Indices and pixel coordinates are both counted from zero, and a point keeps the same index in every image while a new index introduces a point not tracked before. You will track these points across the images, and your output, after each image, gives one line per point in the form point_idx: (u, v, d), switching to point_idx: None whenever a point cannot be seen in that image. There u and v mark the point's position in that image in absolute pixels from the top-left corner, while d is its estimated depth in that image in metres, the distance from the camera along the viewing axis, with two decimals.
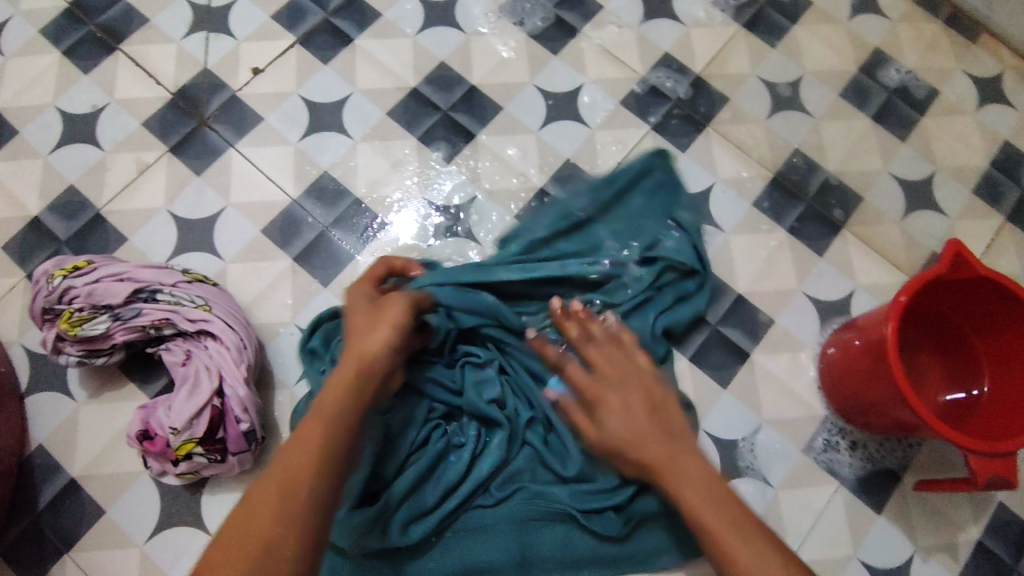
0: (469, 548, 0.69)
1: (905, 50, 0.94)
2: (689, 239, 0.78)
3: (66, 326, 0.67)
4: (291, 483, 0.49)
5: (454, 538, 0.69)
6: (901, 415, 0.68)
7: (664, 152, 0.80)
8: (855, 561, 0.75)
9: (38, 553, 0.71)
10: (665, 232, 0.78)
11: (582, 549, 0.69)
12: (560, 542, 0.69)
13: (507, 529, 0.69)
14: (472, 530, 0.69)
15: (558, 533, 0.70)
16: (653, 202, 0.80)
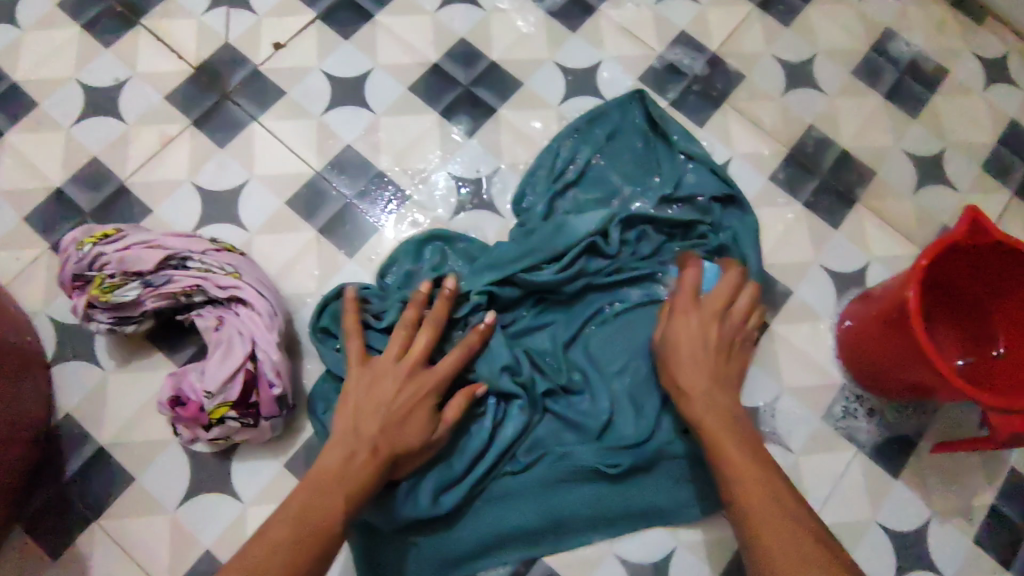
0: (500, 515, 0.70)
1: (914, 31, 0.96)
2: (705, 167, 0.81)
3: (97, 292, 0.67)
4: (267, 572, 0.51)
5: (484, 505, 0.70)
6: (920, 377, 0.70)
7: (644, 96, 0.83)
8: (874, 524, 0.76)
9: (66, 521, 0.71)
10: (681, 168, 0.81)
11: (611, 503, 0.71)
12: (592, 499, 0.71)
13: (535, 493, 0.71)
14: (501, 494, 0.71)
15: (589, 489, 0.71)
16: (652, 147, 0.82)
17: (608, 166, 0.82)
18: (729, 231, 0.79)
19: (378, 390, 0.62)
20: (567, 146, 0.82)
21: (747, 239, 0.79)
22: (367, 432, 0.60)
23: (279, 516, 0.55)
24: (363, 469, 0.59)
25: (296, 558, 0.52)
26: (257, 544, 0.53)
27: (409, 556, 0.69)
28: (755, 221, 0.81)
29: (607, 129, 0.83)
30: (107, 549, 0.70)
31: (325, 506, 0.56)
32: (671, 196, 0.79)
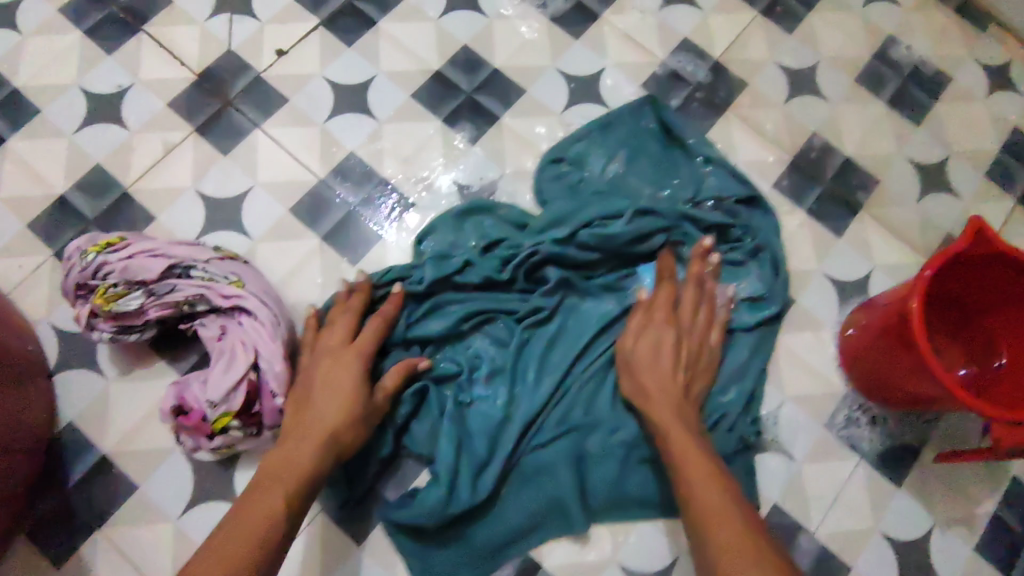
0: (529, 495, 0.71)
1: (917, 38, 0.96)
2: (725, 169, 0.82)
3: (101, 301, 0.67)
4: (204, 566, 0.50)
5: (517, 487, 0.71)
6: (928, 389, 0.69)
7: (660, 99, 0.85)
8: (877, 533, 0.76)
9: (70, 530, 0.71)
10: (700, 170, 0.83)
11: (649, 484, 0.72)
12: (617, 471, 0.71)
13: (565, 465, 0.70)
14: (531, 475, 0.71)
15: (613, 468, 0.71)
16: (670, 151, 0.83)
17: (625, 169, 0.83)
18: (761, 232, 0.80)
19: (322, 379, 0.66)
20: (580, 147, 0.84)
21: (773, 236, 0.81)
22: (308, 431, 0.62)
23: (233, 513, 0.55)
24: (309, 457, 0.61)
25: (245, 544, 0.52)
26: (216, 537, 0.53)
27: (458, 552, 0.70)
28: (778, 222, 0.82)
29: (623, 132, 0.84)
30: (110, 557, 0.70)
31: (271, 495, 0.57)
32: (698, 198, 0.81)
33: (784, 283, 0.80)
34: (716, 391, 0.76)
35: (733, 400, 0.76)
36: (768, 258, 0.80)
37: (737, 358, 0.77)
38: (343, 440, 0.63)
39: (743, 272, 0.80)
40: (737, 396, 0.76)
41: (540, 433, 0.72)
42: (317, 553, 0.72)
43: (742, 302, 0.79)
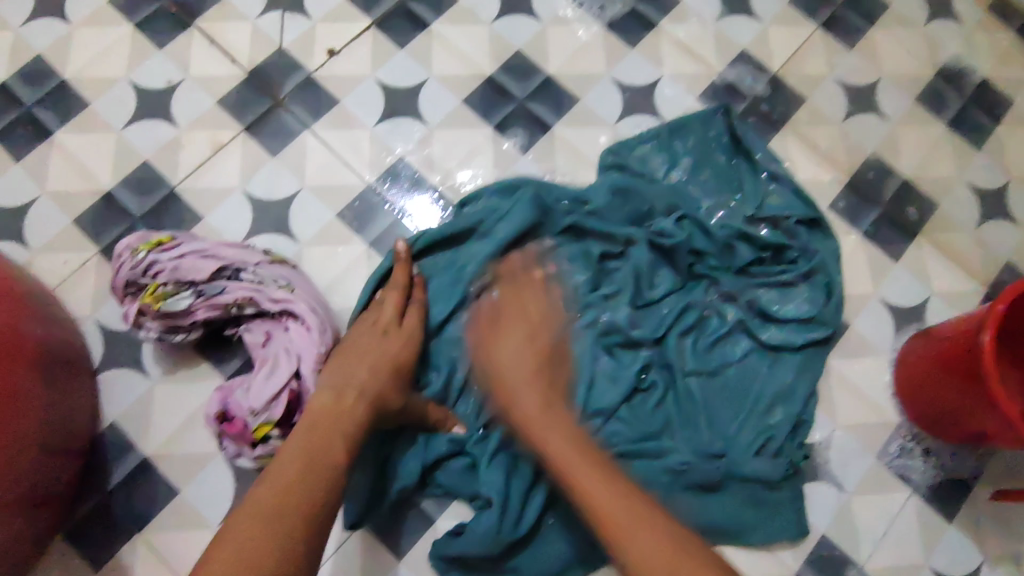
0: (572, 522, 0.70)
1: (980, 57, 0.93)
2: (788, 188, 0.81)
3: (150, 300, 0.66)
4: (264, 513, 0.49)
5: (565, 514, 0.70)
6: (985, 425, 0.68)
7: (729, 110, 0.83)
8: (926, 569, 0.74)
9: (108, 532, 0.70)
10: (764, 188, 0.82)
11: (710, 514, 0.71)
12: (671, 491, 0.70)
13: None
14: (582, 499, 0.70)
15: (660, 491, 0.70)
16: (734, 165, 0.83)
17: (688, 179, 0.82)
18: (819, 255, 0.79)
19: (365, 349, 0.65)
20: (643, 150, 0.83)
21: (833, 263, 0.79)
22: (358, 380, 0.62)
23: (284, 456, 0.54)
24: (353, 411, 0.60)
25: (303, 490, 0.52)
26: (267, 486, 0.51)
27: None
28: (838, 245, 0.81)
29: (689, 141, 0.83)
30: (150, 562, 0.69)
31: (329, 445, 0.56)
32: (756, 216, 0.80)
33: (835, 307, 0.78)
34: (763, 414, 0.74)
35: (781, 421, 0.74)
36: (823, 281, 0.79)
37: (783, 377, 0.76)
38: (386, 403, 0.63)
39: (793, 293, 0.78)
40: (784, 418, 0.74)
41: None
42: (357, 565, 0.71)
43: (793, 324, 0.78)
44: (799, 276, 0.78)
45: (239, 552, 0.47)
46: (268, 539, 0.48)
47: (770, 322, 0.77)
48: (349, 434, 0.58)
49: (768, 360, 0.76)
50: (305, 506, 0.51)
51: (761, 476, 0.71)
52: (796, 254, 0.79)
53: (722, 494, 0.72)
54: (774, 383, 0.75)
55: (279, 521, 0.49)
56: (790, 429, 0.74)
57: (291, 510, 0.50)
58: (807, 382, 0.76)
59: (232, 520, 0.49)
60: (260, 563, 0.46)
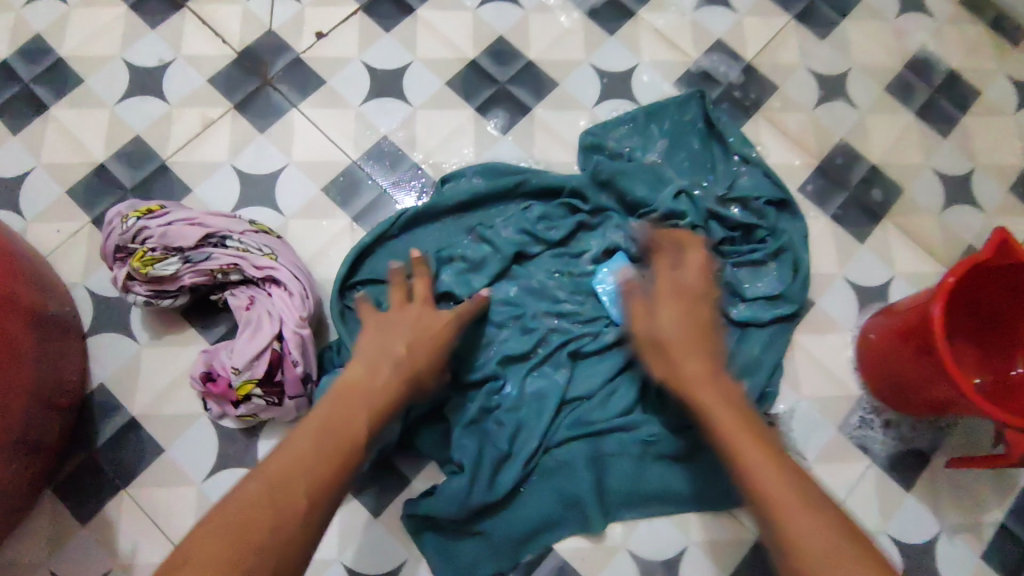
0: (542, 491, 0.73)
1: (949, 50, 0.96)
2: (760, 171, 0.84)
3: (138, 264, 0.69)
4: (273, 480, 0.49)
5: (537, 483, 0.73)
6: (939, 394, 0.70)
7: (705, 94, 0.86)
8: (884, 536, 0.77)
9: (94, 488, 0.73)
10: (736, 171, 0.84)
11: (675, 484, 0.74)
12: (638, 464, 0.73)
13: (584, 464, 0.72)
14: (553, 470, 0.73)
15: (629, 463, 0.73)
16: (708, 147, 0.85)
17: (663, 161, 0.84)
18: (787, 234, 0.82)
19: (400, 323, 0.65)
20: (620, 133, 0.86)
21: (801, 243, 0.82)
22: (394, 354, 0.62)
23: (305, 426, 0.53)
24: (386, 387, 0.59)
25: (316, 461, 0.51)
26: (283, 452, 0.51)
27: (478, 546, 0.72)
28: (806, 226, 0.84)
29: (664, 124, 0.86)
30: (134, 516, 0.72)
31: (353, 420, 0.55)
32: (728, 196, 0.83)
33: (802, 284, 0.81)
34: None
35: (746, 393, 0.77)
36: (791, 258, 0.82)
37: (751, 351, 0.79)
38: (419, 381, 0.63)
39: (763, 272, 0.82)
40: (751, 389, 0.77)
41: (560, 428, 0.74)
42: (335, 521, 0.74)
43: (760, 300, 0.81)
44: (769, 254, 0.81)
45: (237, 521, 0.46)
46: (268, 498, 0.48)
47: (739, 299, 0.80)
48: (375, 408, 0.57)
49: (736, 335, 0.79)
50: (311, 482, 0.50)
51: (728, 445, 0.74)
52: (766, 233, 0.82)
53: (690, 465, 0.74)
54: (742, 356, 0.78)
55: (279, 496, 0.48)
56: (755, 400, 0.77)
57: (297, 490, 0.49)
58: (773, 357, 0.79)
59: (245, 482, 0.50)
60: (253, 524, 0.46)
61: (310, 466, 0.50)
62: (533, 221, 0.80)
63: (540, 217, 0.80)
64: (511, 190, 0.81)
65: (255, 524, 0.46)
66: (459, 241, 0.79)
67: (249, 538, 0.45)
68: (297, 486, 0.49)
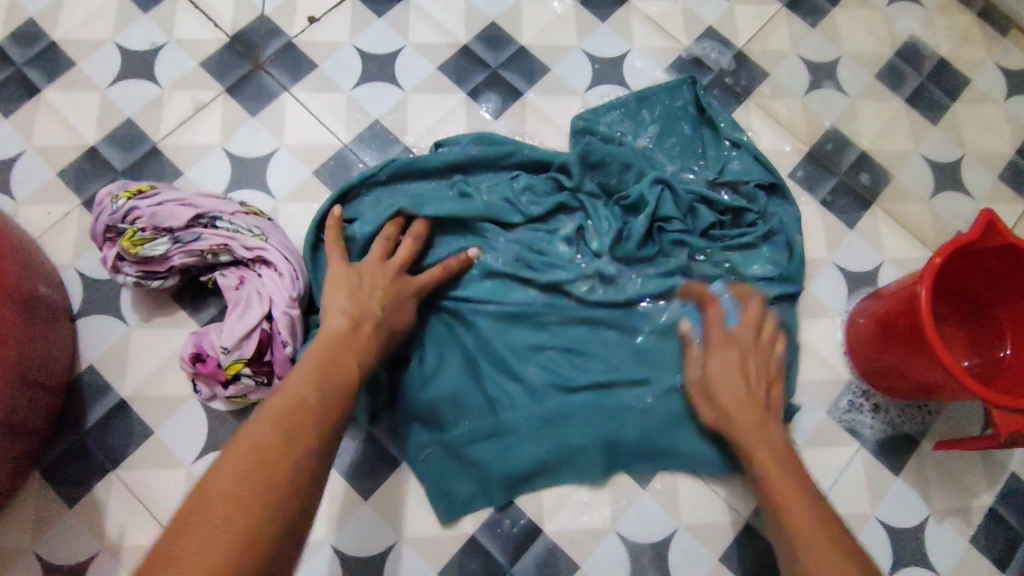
0: (541, 445, 0.73)
1: (939, 38, 0.97)
2: (749, 155, 0.84)
3: (129, 244, 0.68)
4: (281, 407, 0.50)
5: (537, 435, 0.73)
6: (928, 376, 0.71)
7: (696, 80, 0.86)
8: (873, 519, 0.78)
9: (84, 469, 0.73)
10: (725, 156, 0.84)
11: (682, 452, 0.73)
12: (642, 422, 0.73)
13: (582, 416, 0.73)
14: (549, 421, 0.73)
15: (634, 419, 0.73)
16: (698, 134, 0.85)
17: (653, 146, 0.85)
18: (779, 217, 0.82)
19: (374, 282, 0.66)
20: (611, 118, 0.86)
21: (796, 227, 0.82)
22: (369, 310, 0.63)
23: (300, 369, 0.55)
24: (370, 337, 0.61)
25: (320, 399, 0.52)
26: (283, 392, 0.52)
27: (479, 492, 0.73)
28: (798, 210, 0.83)
29: (655, 110, 0.86)
30: (123, 497, 0.72)
31: (344, 363, 0.57)
32: (717, 180, 0.83)
33: (799, 266, 0.80)
34: None
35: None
36: (784, 241, 0.81)
37: None
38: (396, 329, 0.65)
39: (756, 255, 0.81)
40: None
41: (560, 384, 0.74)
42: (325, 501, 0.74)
43: (762, 284, 0.79)
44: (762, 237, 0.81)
45: (252, 451, 0.46)
46: (279, 440, 0.48)
47: (743, 283, 0.79)
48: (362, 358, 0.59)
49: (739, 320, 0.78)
50: (317, 417, 0.51)
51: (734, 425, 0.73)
52: (758, 216, 0.82)
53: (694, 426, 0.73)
54: None
55: (287, 423, 0.49)
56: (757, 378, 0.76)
57: (306, 419, 0.50)
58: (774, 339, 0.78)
59: (249, 422, 0.49)
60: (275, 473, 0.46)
61: (313, 402, 0.52)
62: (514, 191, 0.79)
63: (526, 188, 0.80)
64: (499, 159, 0.80)
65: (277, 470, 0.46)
66: (439, 195, 0.78)
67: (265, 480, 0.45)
68: (306, 418, 0.50)
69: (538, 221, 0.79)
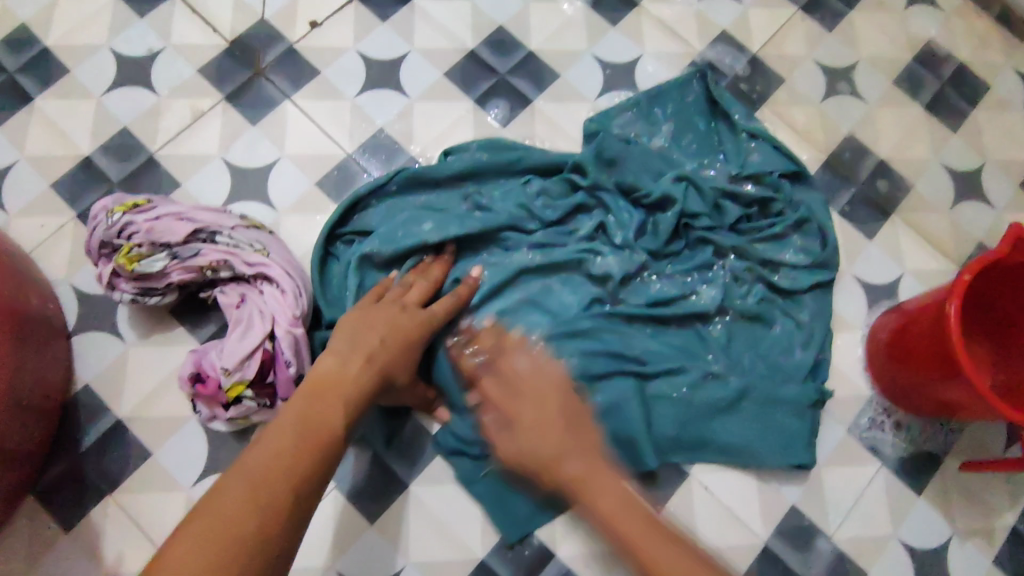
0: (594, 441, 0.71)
1: (959, 42, 0.94)
2: (770, 145, 0.82)
3: (124, 260, 0.66)
4: (252, 473, 0.49)
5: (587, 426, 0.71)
6: (954, 395, 0.68)
7: (707, 74, 0.84)
8: (895, 541, 0.75)
9: (80, 493, 0.70)
10: (744, 147, 0.82)
11: (736, 435, 0.74)
12: (684, 408, 0.73)
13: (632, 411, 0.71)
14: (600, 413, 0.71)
15: (680, 402, 0.73)
16: (714, 127, 0.84)
17: (670, 145, 0.83)
18: (805, 205, 0.80)
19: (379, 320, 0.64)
20: (624, 119, 0.83)
21: (822, 209, 0.81)
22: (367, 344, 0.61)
23: (281, 420, 0.53)
24: (361, 376, 0.59)
25: (296, 458, 0.51)
26: (259, 449, 0.51)
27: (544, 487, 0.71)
28: (823, 195, 0.82)
29: (667, 108, 0.84)
30: (120, 523, 0.69)
31: (328, 414, 0.55)
32: (740, 174, 0.81)
33: (832, 250, 0.80)
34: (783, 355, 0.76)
35: (800, 364, 0.76)
36: (815, 228, 0.80)
37: (797, 318, 0.78)
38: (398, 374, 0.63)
39: (787, 243, 0.80)
40: (802, 361, 0.76)
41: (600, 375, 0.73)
42: (332, 526, 0.71)
43: (799, 269, 0.79)
44: (792, 226, 0.80)
45: (217, 522, 0.46)
46: (248, 507, 0.47)
47: (779, 268, 0.79)
48: (350, 399, 0.57)
49: (782, 305, 0.78)
50: (291, 477, 0.50)
51: (791, 405, 0.74)
52: (784, 205, 0.80)
53: (740, 414, 0.74)
54: (781, 332, 0.77)
55: (261, 490, 0.48)
56: (807, 373, 0.76)
57: (278, 483, 0.49)
58: (806, 338, 0.77)
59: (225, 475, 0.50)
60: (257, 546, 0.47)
61: (287, 460, 0.51)
62: (527, 197, 0.78)
63: (539, 192, 0.78)
64: (510, 166, 0.79)
65: (238, 534, 0.46)
66: (452, 209, 0.77)
67: (226, 543, 0.45)
68: (276, 481, 0.49)
69: (554, 226, 0.78)
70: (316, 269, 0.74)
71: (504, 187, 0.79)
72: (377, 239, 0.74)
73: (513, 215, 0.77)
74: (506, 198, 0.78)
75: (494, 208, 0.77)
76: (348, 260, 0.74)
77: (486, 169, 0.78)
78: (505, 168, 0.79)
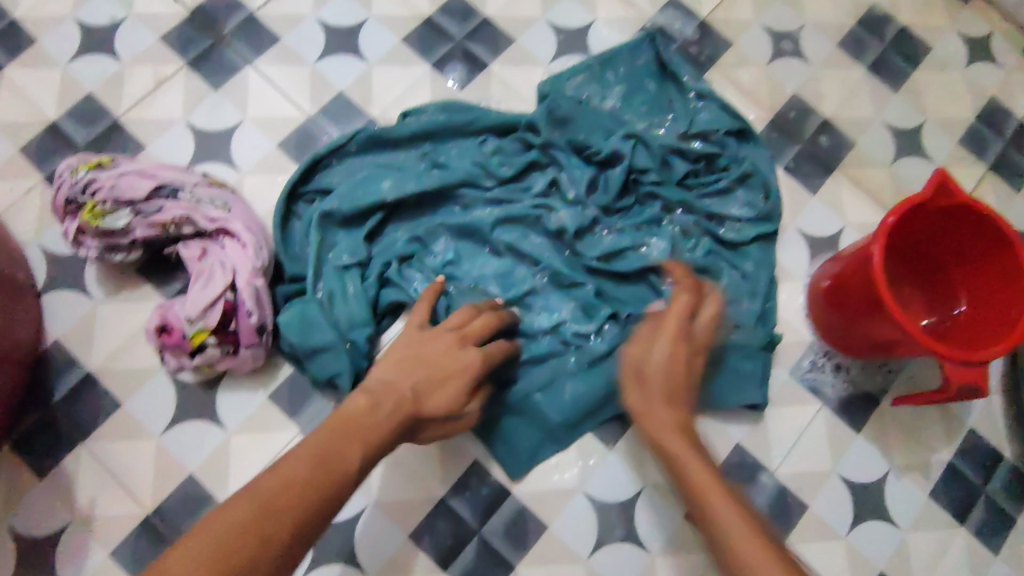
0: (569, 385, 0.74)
1: (902, 6, 0.98)
2: (717, 106, 0.86)
3: (89, 216, 0.68)
4: (256, 507, 0.43)
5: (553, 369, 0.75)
6: (884, 334, 0.72)
7: (656, 37, 0.87)
8: (835, 476, 0.79)
9: (53, 442, 0.73)
10: (691, 107, 0.86)
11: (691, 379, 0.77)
12: None
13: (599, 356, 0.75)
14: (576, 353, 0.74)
15: None
16: (664, 86, 0.87)
17: (621, 106, 0.86)
18: (749, 159, 0.84)
19: None
20: (577, 82, 0.86)
21: (766, 165, 0.84)
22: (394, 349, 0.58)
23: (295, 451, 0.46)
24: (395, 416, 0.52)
25: (306, 502, 0.44)
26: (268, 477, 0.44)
27: (533, 430, 0.75)
28: (768, 152, 0.86)
29: (619, 70, 0.87)
30: (93, 469, 0.72)
31: (347, 452, 0.48)
32: (688, 132, 0.84)
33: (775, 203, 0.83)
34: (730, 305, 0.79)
35: (751, 311, 0.79)
36: (760, 182, 0.84)
37: (742, 267, 0.81)
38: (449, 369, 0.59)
39: (732, 198, 0.84)
40: (749, 309, 0.79)
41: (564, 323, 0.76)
42: None
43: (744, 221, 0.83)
44: (737, 182, 0.83)
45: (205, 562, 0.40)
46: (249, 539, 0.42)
47: (723, 221, 0.83)
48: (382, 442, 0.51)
49: (729, 255, 0.82)
50: (293, 522, 0.43)
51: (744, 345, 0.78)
52: (729, 161, 0.84)
53: None
54: (732, 279, 0.80)
55: (263, 527, 0.42)
56: (756, 319, 0.79)
57: (281, 524, 0.43)
58: (750, 287, 0.80)
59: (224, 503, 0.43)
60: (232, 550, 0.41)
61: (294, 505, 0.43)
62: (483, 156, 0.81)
63: (494, 150, 0.82)
64: (465, 126, 0.82)
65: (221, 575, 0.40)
66: (411, 168, 0.80)
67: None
68: (281, 518, 0.43)
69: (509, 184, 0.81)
70: (281, 224, 0.77)
71: (462, 147, 0.82)
72: (338, 197, 0.76)
73: (470, 173, 0.80)
74: (462, 156, 0.81)
75: (451, 167, 0.80)
76: (309, 217, 0.77)
77: (443, 129, 0.81)
78: (461, 128, 0.82)
